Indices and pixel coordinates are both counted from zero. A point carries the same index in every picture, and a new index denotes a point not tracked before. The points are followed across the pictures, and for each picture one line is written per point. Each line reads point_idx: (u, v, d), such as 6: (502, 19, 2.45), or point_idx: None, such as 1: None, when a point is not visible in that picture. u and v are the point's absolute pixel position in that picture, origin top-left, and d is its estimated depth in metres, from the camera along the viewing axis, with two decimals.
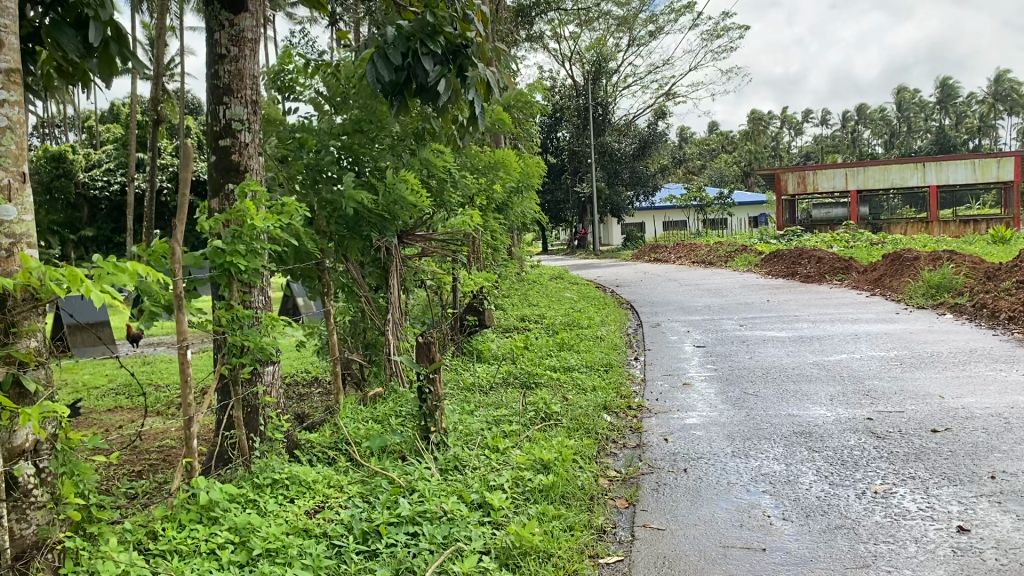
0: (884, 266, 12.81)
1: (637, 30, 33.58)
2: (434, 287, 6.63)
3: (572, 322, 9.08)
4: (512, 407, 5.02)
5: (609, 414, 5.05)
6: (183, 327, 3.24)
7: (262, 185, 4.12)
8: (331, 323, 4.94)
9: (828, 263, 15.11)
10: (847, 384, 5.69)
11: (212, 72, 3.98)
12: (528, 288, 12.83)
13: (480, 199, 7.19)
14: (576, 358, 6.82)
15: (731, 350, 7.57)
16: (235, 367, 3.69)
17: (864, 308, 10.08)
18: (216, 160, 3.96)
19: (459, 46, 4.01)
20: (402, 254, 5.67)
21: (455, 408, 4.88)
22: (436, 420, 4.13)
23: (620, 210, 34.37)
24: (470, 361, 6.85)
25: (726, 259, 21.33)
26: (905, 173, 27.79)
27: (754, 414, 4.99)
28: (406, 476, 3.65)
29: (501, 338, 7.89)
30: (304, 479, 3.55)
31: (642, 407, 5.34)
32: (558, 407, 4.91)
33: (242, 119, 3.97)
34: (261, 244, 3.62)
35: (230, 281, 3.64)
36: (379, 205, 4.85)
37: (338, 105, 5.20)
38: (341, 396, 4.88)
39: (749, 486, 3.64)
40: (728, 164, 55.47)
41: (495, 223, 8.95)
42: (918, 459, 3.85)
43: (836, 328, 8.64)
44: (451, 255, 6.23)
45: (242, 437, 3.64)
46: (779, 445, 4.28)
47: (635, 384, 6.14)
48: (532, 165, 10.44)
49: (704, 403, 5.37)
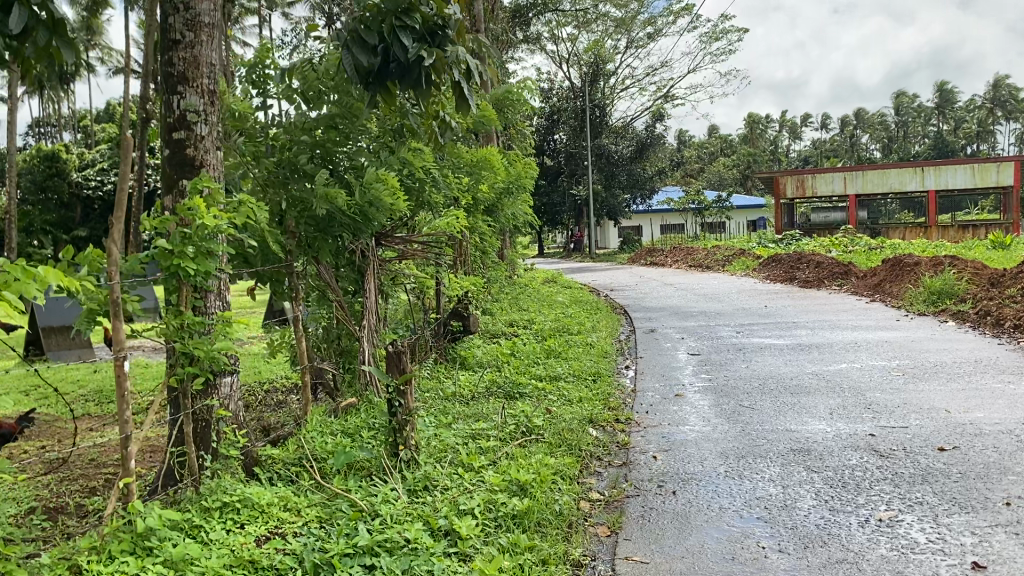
0: (884, 271, 12.53)
1: (635, 32, 33.34)
2: (416, 291, 6.34)
3: (563, 327, 8.79)
4: (491, 419, 4.73)
5: (595, 428, 4.77)
6: (120, 335, 2.92)
7: (219, 181, 3.83)
8: (299, 329, 4.64)
9: (827, 268, 14.84)
10: (848, 396, 5.40)
11: (166, 58, 3.67)
12: (521, 292, 12.56)
13: (466, 200, 6.89)
14: (563, 367, 6.52)
15: (726, 359, 7.28)
16: (184, 379, 3.39)
17: (864, 315, 9.80)
18: (170, 154, 3.67)
19: (435, 27, 3.69)
20: (380, 256, 5.38)
21: (432, 420, 4.60)
22: (406, 436, 3.84)
23: (617, 214, 34.12)
24: (453, 369, 6.56)
25: (724, 263, 21.07)
26: (904, 177, 27.57)
27: (749, 429, 4.71)
28: (369, 499, 3.35)
29: (487, 344, 7.60)
30: (256, 502, 3.25)
31: (631, 420, 5.04)
32: (540, 420, 4.62)
33: (198, 110, 3.68)
34: (212, 245, 3.34)
35: (180, 285, 3.35)
36: (354, 204, 4.51)
37: (312, 100, 4.73)
38: (309, 408, 4.58)
39: (742, 512, 3.35)
40: (726, 167, 55.27)
41: (484, 224, 8.66)
42: (925, 482, 3.56)
43: (835, 336, 8.35)
44: (433, 258, 5.95)
45: (191, 456, 3.34)
46: (775, 464, 3.99)
47: (625, 395, 5.85)
48: (524, 165, 10.13)
49: (696, 416, 5.08)
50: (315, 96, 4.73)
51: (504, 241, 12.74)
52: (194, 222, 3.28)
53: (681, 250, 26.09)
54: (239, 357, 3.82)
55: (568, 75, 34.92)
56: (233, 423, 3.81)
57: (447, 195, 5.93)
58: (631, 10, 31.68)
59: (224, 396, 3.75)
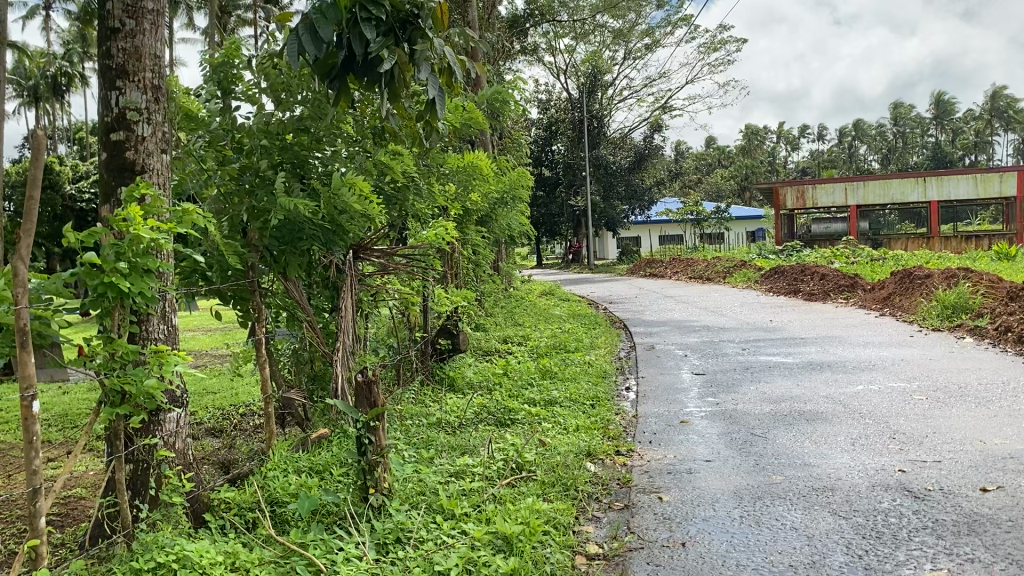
0: (893, 284, 12.08)
1: (633, 42, 33.02)
2: (399, 309, 5.88)
3: (559, 345, 8.32)
4: (478, 453, 4.27)
5: (593, 462, 4.30)
6: (27, 369, 2.43)
7: (165, 188, 3.36)
8: (263, 352, 4.13)
9: (832, 280, 14.40)
10: (871, 424, 4.93)
11: (104, 50, 3.22)
12: (517, 306, 12.10)
13: (454, 211, 6.43)
14: (559, 390, 6.05)
15: (734, 380, 6.80)
16: (117, 417, 2.91)
17: (875, 330, 9.34)
18: (107, 158, 3.20)
19: (407, 16, 3.25)
20: (357, 271, 4.89)
21: (411, 455, 4.14)
22: (378, 478, 3.39)
23: (616, 225, 33.71)
24: (441, 391, 6.09)
25: (724, 275, 20.64)
26: (905, 189, 27.34)
27: (763, 463, 4.24)
28: (331, 557, 2.89)
29: (478, 363, 7.14)
30: (198, 562, 2.72)
31: (632, 452, 4.57)
32: (531, 455, 4.16)
33: (140, 108, 3.22)
34: (147, 265, 2.88)
35: (113, 308, 2.89)
36: (323, 213, 4.05)
37: (281, 101, 4.27)
38: (274, 442, 4.11)
39: (763, 571, 2.88)
40: (724, 178, 54.88)
41: (477, 236, 8.20)
42: (973, 533, 3.10)
43: (848, 353, 7.88)
44: (418, 274, 5.48)
45: (124, 507, 2.86)
46: (797, 508, 3.52)
47: (625, 421, 5.38)
48: (520, 175, 9.70)
49: (705, 447, 4.61)
50: (283, 95, 4.25)
51: (499, 253, 12.29)
52: (127, 234, 2.83)
53: (681, 262, 25.67)
54: (187, 389, 3.34)
55: (566, 85, 34.58)
56: (183, 467, 3.33)
57: (432, 205, 5.46)
58: (629, 19, 31.36)
59: (169, 434, 3.27)
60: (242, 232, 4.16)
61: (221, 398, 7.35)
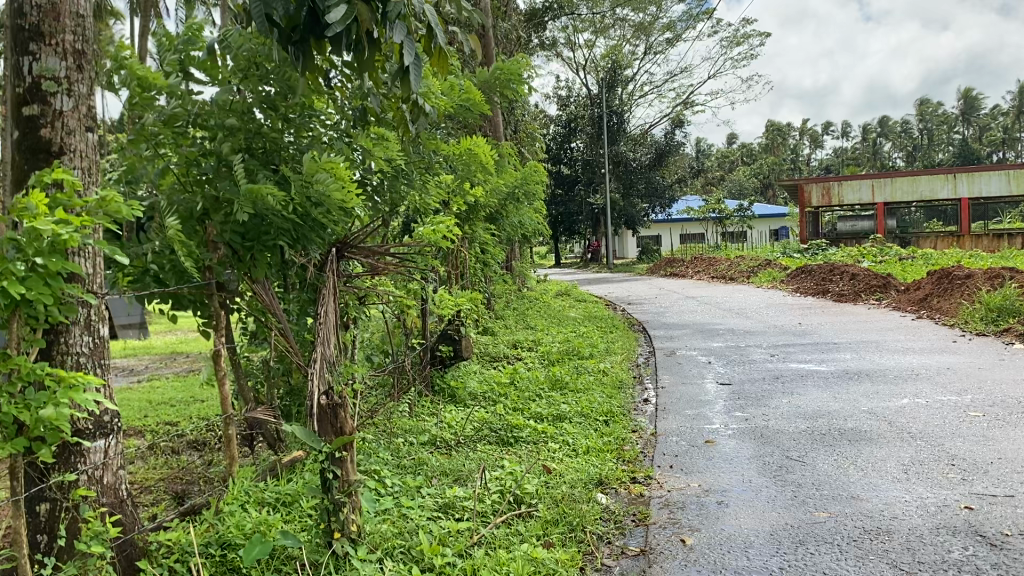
0: (930, 284, 11.42)
1: (654, 37, 32.28)
2: (395, 314, 5.34)
3: (573, 350, 7.72)
4: (472, 482, 3.71)
5: (604, 493, 3.74)
6: None
7: (91, 173, 2.81)
8: (224, 366, 3.56)
9: (863, 280, 13.72)
10: (923, 447, 4.32)
11: (14, 7, 2.67)
12: (530, 307, 11.54)
13: (455, 203, 5.87)
14: (569, 403, 5.47)
15: (763, 391, 6.19)
16: (16, 453, 2.37)
17: (913, 335, 8.69)
18: (19, 137, 2.66)
19: None
20: (339, 272, 4.24)
21: (396, 484, 3.59)
22: (344, 521, 2.83)
23: (635, 222, 33.03)
24: (441, 404, 5.55)
25: (747, 275, 19.94)
26: (935, 184, 26.36)
27: (803, 496, 3.65)
28: None
29: (483, 371, 6.58)
30: None
31: (649, 479, 4.00)
32: (533, 485, 3.60)
33: (57, 77, 2.67)
34: (57, 262, 2.34)
35: (12, 313, 2.34)
36: (291, 204, 3.49)
37: (248, 79, 3.66)
38: (236, 469, 3.56)
39: None
40: (744, 175, 53.98)
41: (485, 234, 7.64)
42: None
43: (887, 361, 7.24)
44: (412, 273, 4.92)
45: (21, 563, 2.32)
46: (847, 558, 2.92)
47: (642, 440, 4.80)
48: (532, 169, 9.09)
49: (734, 475, 4.02)
50: (249, 72, 3.64)
51: (511, 252, 11.74)
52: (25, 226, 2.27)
53: (701, 260, 25.04)
54: (115, 412, 2.81)
55: (585, 81, 33.99)
56: (110, 508, 2.78)
57: (427, 197, 4.91)
58: (651, 14, 30.70)
59: (94, 467, 2.73)
60: (200, 226, 3.59)
61: (207, 408, 6.83)
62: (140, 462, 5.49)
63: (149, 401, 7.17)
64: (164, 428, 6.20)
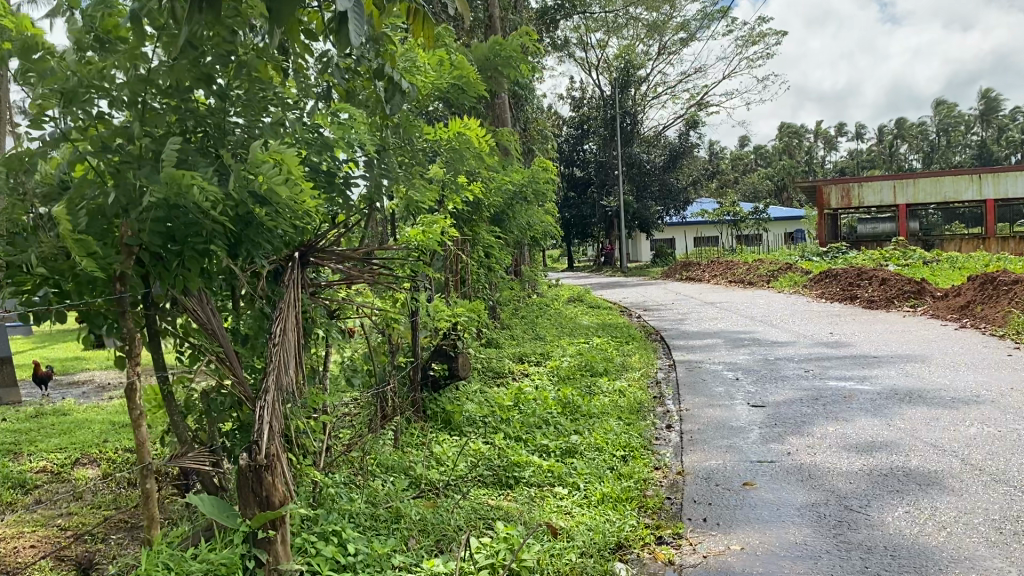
0: (971, 290, 10.56)
1: (668, 37, 31.42)
2: (378, 331, 4.57)
3: (586, 365, 6.93)
4: (457, 548, 2.94)
5: (621, 564, 2.98)
6: None
7: None
8: (141, 400, 2.80)
9: (894, 285, 12.89)
10: (1011, 495, 3.54)
11: None
12: (539, 314, 10.80)
13: (448, 201, 5.11)
14: (581, 434, 4.70)
15: (802, 416, 5.40)
16: None
17: (961, 348, 7.87)
18: None
19: None
20: (303, 282, 3.48)
21: (362, 553, 2.80)
22: None
23: (649, 225, 32.19)
24: (433, 432, 4.78)
25: (768, 280, 19.08)
26: (959, 185, 25.32)
27: (876, 567, 2.86)
28: None
29: (484, 391, 5.81)
30: None
31: (678, 539, 3.24)
32: (531, 556, 2.81)
33: None
34: None
35: None
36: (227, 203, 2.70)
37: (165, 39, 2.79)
38: (156, 531, 2.81)
39: None
40: (758, 178, 53.02)
41: (489, 235, 6.92)
42: None
43: (939, 379, 6.43)
44: (393, 282, 4.16)
45: None
46: None
47: (666, 483, 4.02)
48: (541, 167, 8.31)
49: (784, 533, 3.24)
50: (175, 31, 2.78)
51: (519, 256, 11.02)
52: None
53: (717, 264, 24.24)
54: None
55: (597, 81, 33.21)
56: None
57: (414, 192, 4.15)
58: (664, 13, 29.84)
59: None
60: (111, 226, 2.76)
61: None
62: (88, 496, 4.77)
63: (114, 422, 6.47)
64: (123, 454, 5.48)
